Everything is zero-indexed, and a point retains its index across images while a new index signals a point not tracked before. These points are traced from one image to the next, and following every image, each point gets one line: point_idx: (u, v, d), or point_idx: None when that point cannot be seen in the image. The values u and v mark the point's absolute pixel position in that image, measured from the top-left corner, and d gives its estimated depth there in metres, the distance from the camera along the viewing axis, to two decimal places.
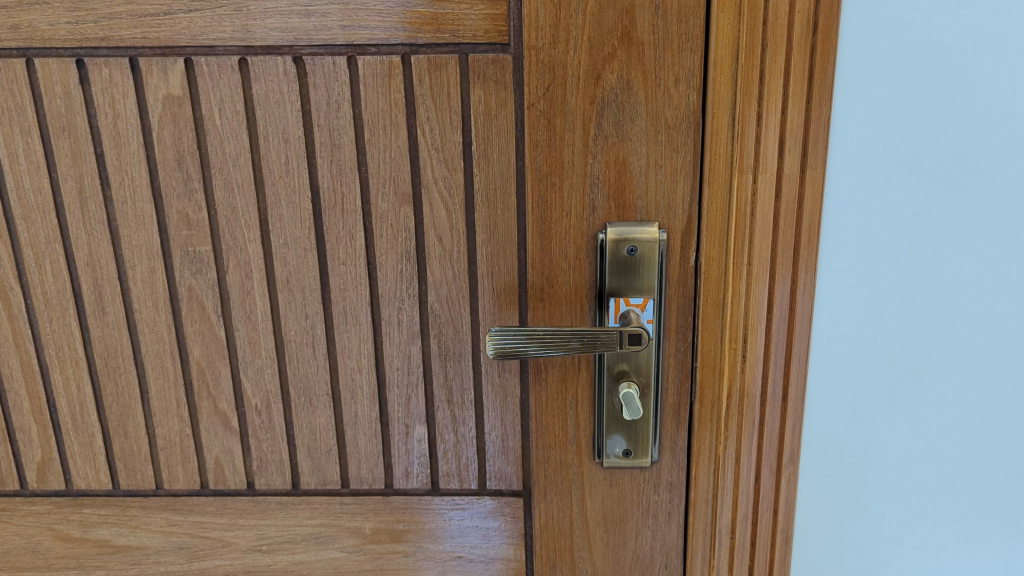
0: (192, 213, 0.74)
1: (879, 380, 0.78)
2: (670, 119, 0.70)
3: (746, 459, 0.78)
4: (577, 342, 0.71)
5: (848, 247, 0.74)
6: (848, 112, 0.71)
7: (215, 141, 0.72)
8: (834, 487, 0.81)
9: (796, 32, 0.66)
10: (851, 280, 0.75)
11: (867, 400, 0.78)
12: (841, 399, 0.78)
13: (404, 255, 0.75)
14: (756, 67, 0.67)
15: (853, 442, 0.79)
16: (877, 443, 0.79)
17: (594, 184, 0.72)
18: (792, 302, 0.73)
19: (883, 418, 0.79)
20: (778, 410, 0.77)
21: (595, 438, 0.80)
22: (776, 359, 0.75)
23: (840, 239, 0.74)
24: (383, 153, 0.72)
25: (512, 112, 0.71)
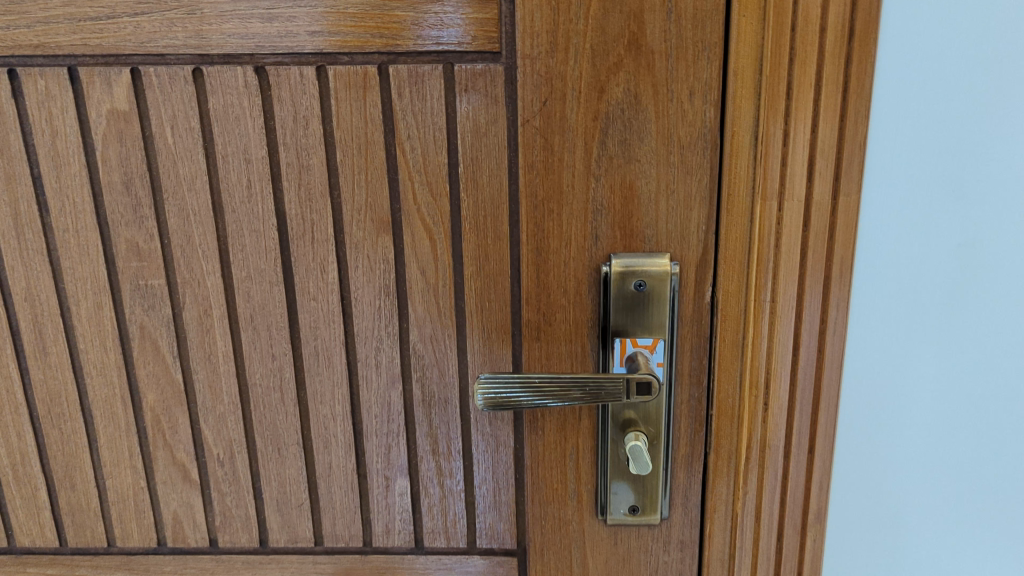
0: (142, 243, 0.65)
1: (917, 432, 0.69)
2: (683, 138, 0.62)
3: (766, 517, 0.70)
4: (579, 392, 0.62)
5: (883, 287, 0.65)
6: (885, 133, 0.62)
7: (167, 162, 0.63)
8: (864, 552, 0.72)
9: (829, 39, 0.57)
10: (885, 323, 0.66)
11: (905, 442, 0.69)
12: (872, 453, 0.70)
13: (382, 289, 0.66)
14: (783, 79, 0.58)
15: (887, 502, 0.71)
16: (913, 504, 0.71)
17: (597, 211, 0.64)
18: (819, 347, 0.65)
19: (924, 467, 0.70)
20: (803, 464, 0.68)
21: (598, 493, 0.71)
22: (801, 408, 0.66)
23: (873, 278, 0.65)
24: (358, 175, 0.63)
25: (505, 129, 0.62)
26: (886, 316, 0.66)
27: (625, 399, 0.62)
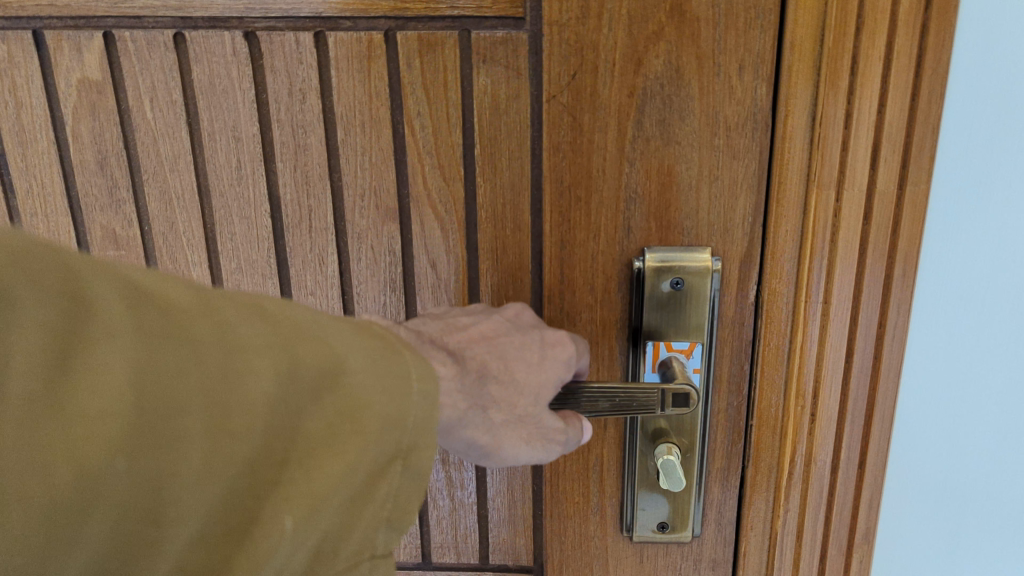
0: (119, 229, 0.59)
1: (977, 445, 0.62)
2: (731, 118, 0.54)
3: (807, 539, 0.63)
4: (607, 404, 0.55)
5: (951, 288, 0.58)
6: (964, 115, 0.54)
7: (146, 139, 0.56)
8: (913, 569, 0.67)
9: (904, 6, 0.49)
10: (951, 327, 0.59)
11: (967, 455, 0.63)
12: (929, 466, 0.63)
13: (387, 284, 0.59)
14: (847, 52, 0.51)
15: (940, 516, 0.65)
16: (968, 520, 0.65)
17: (630, 199, 0.56)
18: (876, 358, 0.57)
19: (985, 481, 0.63)
20: (851, 482, 0.61)
21: (624, 509, 0.65)
22: (852, 422, 0.59)
23: (942, 278, 0.58)
24: (361, 157, 0.56)
25: (528, 106, 0.55)
26: (952, 319, 0.59)
27: (660, 412, 0.55)
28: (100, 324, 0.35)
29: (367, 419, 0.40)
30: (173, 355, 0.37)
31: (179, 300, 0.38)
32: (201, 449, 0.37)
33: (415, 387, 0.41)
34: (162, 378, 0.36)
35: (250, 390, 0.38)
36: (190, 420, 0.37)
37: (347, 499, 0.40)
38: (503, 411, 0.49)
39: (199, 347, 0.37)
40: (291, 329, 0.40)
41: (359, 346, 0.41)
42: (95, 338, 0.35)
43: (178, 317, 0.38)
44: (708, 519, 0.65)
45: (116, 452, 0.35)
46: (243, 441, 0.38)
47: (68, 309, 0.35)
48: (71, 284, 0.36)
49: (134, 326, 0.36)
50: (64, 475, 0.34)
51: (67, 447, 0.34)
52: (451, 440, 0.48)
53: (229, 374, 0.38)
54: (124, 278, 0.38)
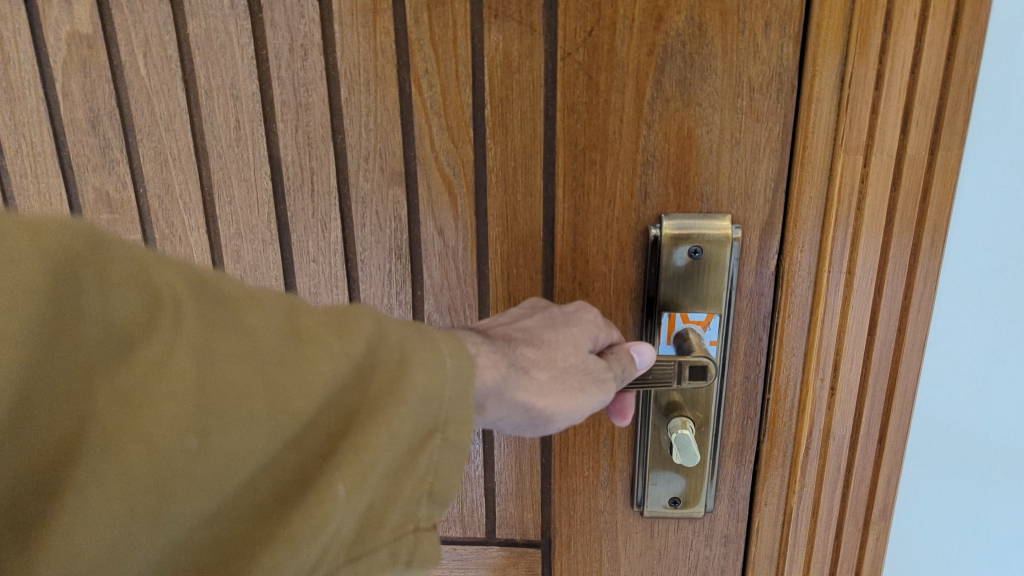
0: (113, 191, 0.56)
1: (1000, 419, 0.61)
2: (755, 78, 0.52)
3: (820, 519, 0.61)
4: None
5: (979, 260, 0.56)
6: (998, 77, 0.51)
7: (140, 97, 0.54)
8: (932, 545, 0.65)
9: None
10: (980, 301, 0.57)
11: (988, 427, 0.61)
12: (949, 440, 0.61)
13: (393, 251, 0.57)
14: (881, 7, 0.48)
15: (959, 491, 0.63)
16: (988, 494, 0.63)
17: (648, 162, 0.54)
18: (900, 332, 0.55)
19: (1006, 455, 0.62)
20: (870, 456, 0.59)
21: (634, 483, 0.63)
22: (873, 397, 0.57)
23: (970, 249, 0.55)
24: (366, 117, 0.53)
25: (541, 64, 0.52)
26: (981, 290, 0.56)
27: (674, 385, 0.54)
28: (167, 310, 0.33)
29: (415, 393, 0.37)
30: (235, 341, 0.34)
31: (241, 288, 0.36)
32: (264, 434, 0.34)
33: (453, 364, 0.38)
34: (220, 353, 0.33)
35: (309, 373, 0.35)
36: (256, 405, 0.34)
37: (392, 474, 0.37)
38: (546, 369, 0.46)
39: (258, 332, 0.34)
40: (346, 315, 0.37)
41: (406, 326, 0.38)
42: (163, 323, 0.32)
43: (236, 301, 0.35)
44: (721, 493, 0.63)
45: (189, 435, 0.32)
46: (302, 425, 0.35)
47: (135, 294, 0.32)
48: (135, 269, 0.33)
49: (200, 313, 0.33)
50: (132, 467, 0.31)
51: (142, 439, 0.31)
52: (500, 406, 0.43)
53: (291, 357, 0.35)
54: (188, 266, 0.35)
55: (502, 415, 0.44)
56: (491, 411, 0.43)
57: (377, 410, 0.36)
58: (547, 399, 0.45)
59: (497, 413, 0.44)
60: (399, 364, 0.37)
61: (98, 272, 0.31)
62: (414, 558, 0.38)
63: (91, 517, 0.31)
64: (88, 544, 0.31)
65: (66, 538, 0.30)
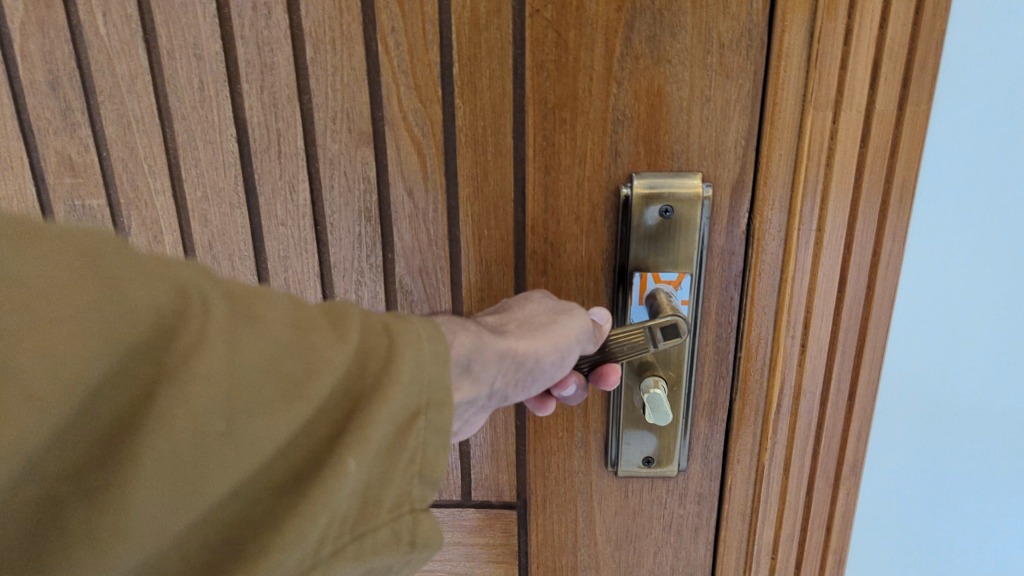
0: (75, 155, 0.55)
1: (968, 374, 0.61)
2: (725, 35, 0.51)
3: (792, 474, 0.62)
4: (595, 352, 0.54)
5: (947, 217, 0.56)
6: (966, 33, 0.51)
7: (99, 58, 0.52)
8: (901, 498, 0.66)
9: None
10: (947, 257, 0.57)
11: (953, 386, 0.62)
12: (915, 397, 0.62)
13: (362, 214, 0.56)
14: None
15: (925, 446, 0.64)
16: (955, 448, 0.64)
17: (618, 121, 0.54)
18: (869, 287, 0.55)
19: (971, 412, 0.63)
20: (841, 413, 0.59)
21: (608, 443, 0.64)
22: (843, 352, 0.57)
23: (938, 206, 0.56)
24: (332, 76, 0.52)
25: (510, 21, 0.51)
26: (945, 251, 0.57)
27: (653, 350, 0.53)
28: (193, 303, 0.32)
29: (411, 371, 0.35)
30: (254, 330, 0.33)
31: (251, 288, 0.35)
32: (280, 419, 0.33)
33: (431, 347, 0.36)
34: (246, 341, 0.33)
35: (318, 360, 0.34)
36: (269, 392, 0.33)
37: (386, 456, 0.35)
38: (509, 328, 0.46)
39: (271, 324, 0.34)
40: (349, 312, 0.37)
41: (395, 316, 0.38)
42: (191, 314, 0.32)
43: (248, 297, 0.34)
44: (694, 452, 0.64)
45: (214, 419, 0.31)
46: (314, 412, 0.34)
47: (161, 288, 0.32)
48: (157, 269, 0.32)
49: (225, 305, 0.33)
50: (171, 449, 0.30)
51: (183, 422, 0.30)
52: (488, 361, 0.41)
53: (300, 345, 0.34)
54: (209, 270, 0.34)
55: (493, 373, 0.42)
56: (481, 371, 0.41)
57: (378, 392, 0.34)
58: (526, 343, 0.44)
59: (488, 372, 0.41)
60: (391, 347, 0.35)
61: (132, 268, 0.31)
62: (420, 541, 0.36)
63: (142, 499, 0.30)
64: (136, 532, 0.30)
65: (113, 520, 0.30)
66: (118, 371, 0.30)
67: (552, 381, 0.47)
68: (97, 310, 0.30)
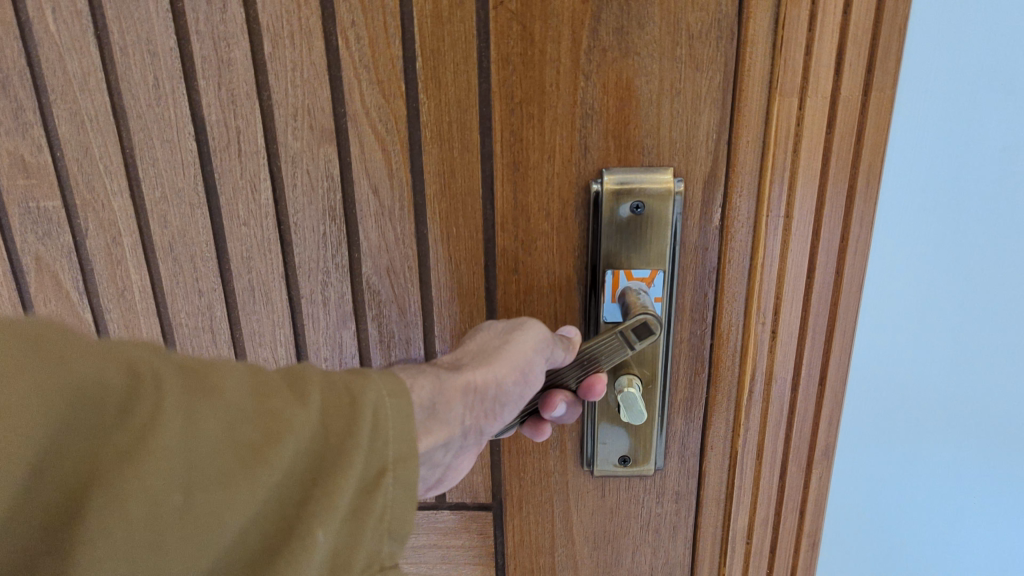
0: (28, 156, 0.53)
1: (941, 363, 0.60)
2: (693, 25, 0.50)
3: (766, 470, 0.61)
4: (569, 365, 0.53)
5: (916, 199, 0.55)
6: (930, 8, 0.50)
7: (50, 56, 0.50)
8: (873, 484, 0.66)
9: None
10: (914, 241, 0.56)
11: (922, 377, 0.61)
12: (887, 388, 0.62)
13: (327, 213, 0.55)
14: None
15: (900, 436, 0.64)
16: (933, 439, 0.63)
17: (587, 115, 0.52)
18: (837, 275, 0.54)
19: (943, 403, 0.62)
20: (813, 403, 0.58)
21: (583, 443, 0.63)
22: (814, 341, 0.56)
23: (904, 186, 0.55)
24: (291, 72, 0.51)
25: (473, 12, 0.50)
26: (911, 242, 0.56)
27: (631, 352, 0.52)
28: (145, 378, 0.31)
29: (373, 422, 0.34)
30: (210, 402, 0.32)
31: (204, 361, 0.34)
32: (241, 492, 0.31)
33: (393, 402, 0.35)
34: (202, 414, 0.31)
35: (278, 425, 0.33)
36: (228, 465, 0.31)
37: (353, 519, 0.34)
38: (470, 359, 0.46)
39: (228, 394, 0.33)
40: (311, 374, 0.36)
41: (354, 372, 0.37)
42: (143, 393, 0.31)
43: (201, 369, 0.33)
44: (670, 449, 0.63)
45: (168, 496, 0.30)
46: (281, 478, 0.32)
47: (111, 368, 0.30)
48: (106, 350, 0.31)
49: (178, 380, 0.32)
50: (126, 531, 0.29)
51: (136, 504, 0.29)
52: (451, 401, 0.42)
53: (260, 412, 0.33)
54: (162, 348, 0.33)
55: (457, 411, 0.42)
56: (447, 412, 0.41)
57: (344, 449, 0.33)
58: (483, 371, 0.44)
59: (455, 412, 0.42)
60: (353, 406, 0.34)
61: (81, 350, 0.30)
62: None
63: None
64: None
65: None
66: (70, 456, 0.29)
67: (521, 403, 0.47)
68: (46, 395, 0.28)
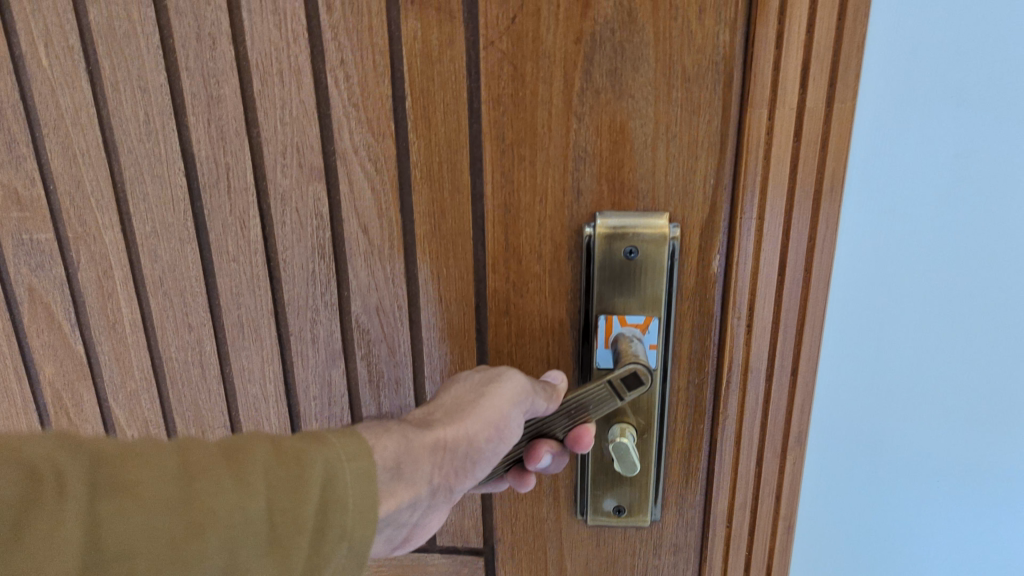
0: (23, 188, 0.54)
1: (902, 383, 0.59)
2: (689, 67, 0.48)
3: (760, 503, 0.60)
4: (557, 414, 0.51)
5: (883, 195, 0.53)
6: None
7: (44, 90, 0.51)
8: (861, 503, 0.64)
9: None
10: (881, 238, 0.55)
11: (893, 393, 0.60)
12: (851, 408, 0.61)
13: (316, 251, 0.54)
14: None
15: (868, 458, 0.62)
16: (926, 459, 0.62)
17: (579, 157, 0.51)
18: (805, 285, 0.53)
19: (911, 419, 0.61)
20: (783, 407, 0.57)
21: (577, 490, 0.61)
22: (786, 329, 0.54)
23: (864, 179, 0.53)
24: (280, 110, 0.50)
25: (463, 52, 0.49)
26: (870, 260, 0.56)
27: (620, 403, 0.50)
28: (51, 480, 0.32)
29: (320, 485, 0.37)
30: (130, 496, 0.33)
31: (121, 443, 0.35)
32: None
33: (351, 467, 0.38)
34: (121, 509, 0.33)
35: (211, 508, 0.35)
36: (148, 558, 0.33)
37: None
38: (441, 411, 0.46)
39: (152, 483, 0.34)
40: (241, 444, 0.37)
41: (300, 437, 0.38)
42: (48, 498, 0.31)
43: (118, 457, 0.34)
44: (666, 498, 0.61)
45: None
46: (212, 558, 0.34)
47: (11, 475, 0.31)
48: (7, 451, 0.31)
49: (90, 476, 0.33)
50: None
51: None
52: (420, 461, 0.42)
53: (188, 497, 0.34)
54: (69, 436, 0.34)
55: (427, 470, 0.43)
56: (414, 473, 0.42)
57: (288, 522, 0.36)
58: (455, 428, 0.44)
59: (422, 472, 0.42)
60: (298, 477, 0.37)
61: None
62: None
63: None
64: None
65: None
66: None
67: (497, 457, 0.47)
68: None
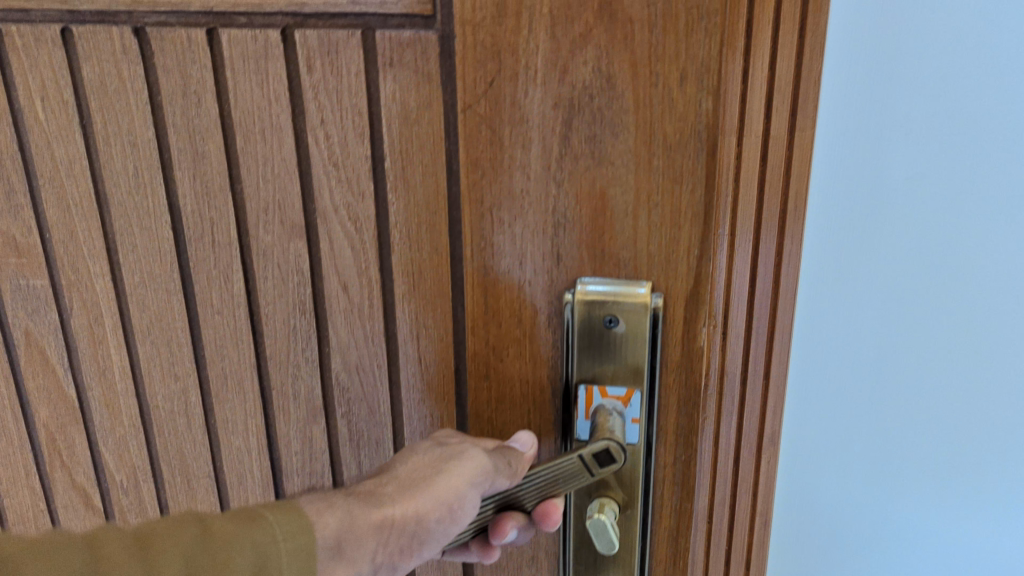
0: (20, 236, 0.55)
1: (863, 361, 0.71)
2: (670, 134, 0.47)
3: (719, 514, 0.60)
4: (524, 485, 0.50)
5: (837, 201, 0.66)
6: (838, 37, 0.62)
7: (40, 142, 0.52)
8: (817, 460, 0.76)
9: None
10: (832, 232, 0.68)
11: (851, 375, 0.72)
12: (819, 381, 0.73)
13: (297, 307, 0.54)
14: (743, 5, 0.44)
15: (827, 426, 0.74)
16: (882, 429, 0.73)
17: (559, 222, 0.50)
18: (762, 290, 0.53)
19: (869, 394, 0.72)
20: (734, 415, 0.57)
21: (562, 561, 0.58)
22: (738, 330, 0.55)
23: (817, 179, 0.66)
24: (262, 167, 0.51)
25: (442, 114, 0.48)
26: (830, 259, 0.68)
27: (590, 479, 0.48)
28: None
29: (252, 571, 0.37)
30: None
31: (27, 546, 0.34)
32: None
33: (284, 547, 0.38)
34: None
35: None
36: None
37: None
38: (396, 484, 0.46)
39: None
40: (162, 528, 0.37)
41: (226, 517, 0.38)
42: None
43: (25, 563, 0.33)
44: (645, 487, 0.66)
45: None
46: None
47: None
48: None
49: None
50: None
51: None
52: (364, 539, 0.42)
53: None
54: None
55: (370, 547, 0.42)
56: (356, 551, 0.41)
57: None
58: (405, 506, 0.44)
59: (366, 550, 0.42)
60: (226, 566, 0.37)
61: None
62: None
63: None
64: None
65: None
66: None
67: (446, 539, 0.46)
68: None
